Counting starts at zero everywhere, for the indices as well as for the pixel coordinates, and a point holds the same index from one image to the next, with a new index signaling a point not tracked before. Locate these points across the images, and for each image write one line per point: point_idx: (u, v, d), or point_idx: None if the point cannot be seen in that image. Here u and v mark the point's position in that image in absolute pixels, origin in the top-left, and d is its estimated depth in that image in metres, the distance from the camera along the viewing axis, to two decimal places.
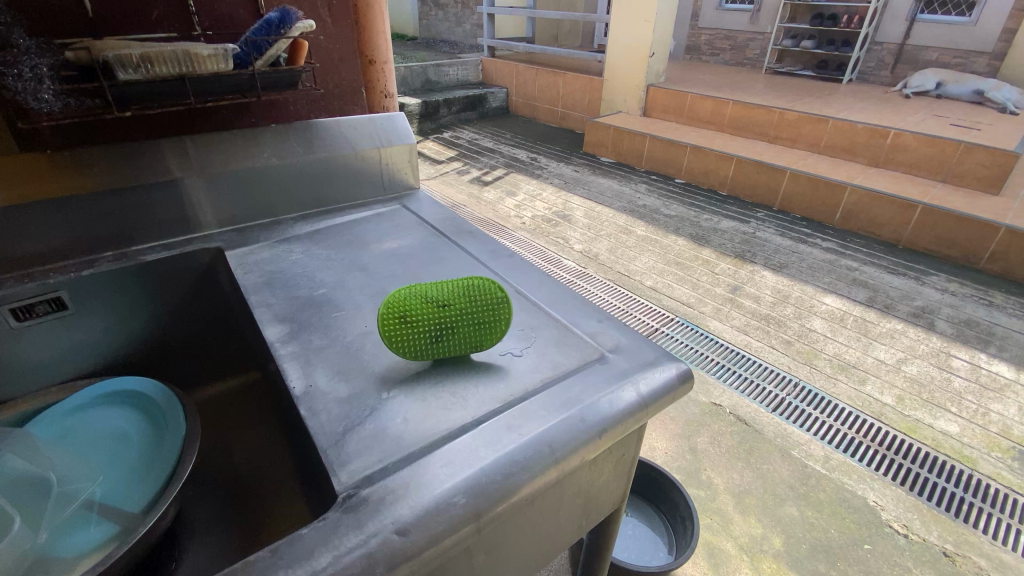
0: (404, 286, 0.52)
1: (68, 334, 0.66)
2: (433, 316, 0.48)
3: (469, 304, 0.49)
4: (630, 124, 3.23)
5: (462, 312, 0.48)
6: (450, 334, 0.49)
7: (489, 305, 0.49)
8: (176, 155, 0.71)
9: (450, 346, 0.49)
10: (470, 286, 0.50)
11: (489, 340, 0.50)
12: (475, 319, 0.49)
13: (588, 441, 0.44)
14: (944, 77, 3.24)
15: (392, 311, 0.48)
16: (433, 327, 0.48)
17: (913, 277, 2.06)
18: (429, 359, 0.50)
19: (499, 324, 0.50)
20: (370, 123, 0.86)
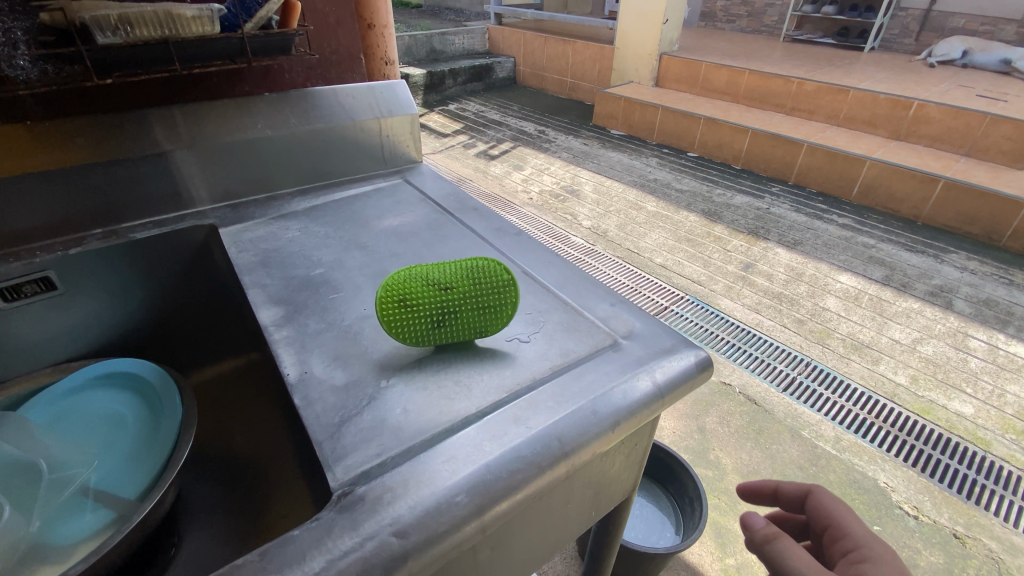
0: (406, 266, 0.48)
1: (60, 315, 0.64)
2: (436, 300, 0.45)
3: (475, 287, 0.46)
4: (641, 94, 3.12)
5: (466, 296, 0.45)
6: (452, 320, 0.46)
7: (495, 289, 0.46)
8: (163, 125, 0.67)
9: (454, 332, 0.46)
10: (476, 268, 0.47)
11: (492, 327, 0.47)
12: (481, 303, 0.46)
13: (600, 435, 0.41)
14: (971, 45, 3.09)
15: (392, 291, 0.45)
16: (435, 311, 0.45)
17: (931, 254, 1.99)
18: (429, 344, 0.47)
19: (505, 310, 0.47)
20: (369, 92, 0.81)
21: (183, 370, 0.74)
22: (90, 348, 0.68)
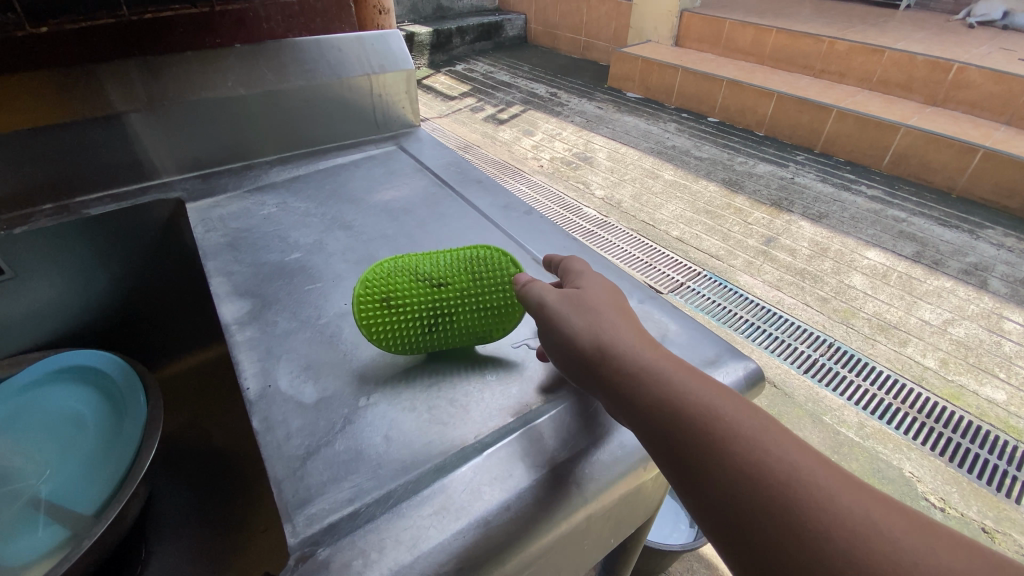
0: (391, 258, 0.41)
1: (6, 302, 0.56)
2: (428, 297, 0.37)
3: (475, 282, 0.38)
4: (659, 54, 2.93)
5: (466, 292, 0.38)
6: (446, 324, 0.38)
7: (499, 285, 0.38)
8: (116, 81, 0.57)
9: (449, 337, 0.38)
10: (476, 259, 0.39)
11: (496, 333, 0.39)
12: (482, 301, 0.38)
13: (630, 473, 0.34)
14: (1014, 4, 2.84)
15: (372, 285, 0.38)
16: (426, 313, 0.37)
17: (967, 230, 1.86)
18: (419, 352, 0.39)
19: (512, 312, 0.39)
20: (359, 44, 0.70)
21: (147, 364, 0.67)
22: (43, 339, 0.61)
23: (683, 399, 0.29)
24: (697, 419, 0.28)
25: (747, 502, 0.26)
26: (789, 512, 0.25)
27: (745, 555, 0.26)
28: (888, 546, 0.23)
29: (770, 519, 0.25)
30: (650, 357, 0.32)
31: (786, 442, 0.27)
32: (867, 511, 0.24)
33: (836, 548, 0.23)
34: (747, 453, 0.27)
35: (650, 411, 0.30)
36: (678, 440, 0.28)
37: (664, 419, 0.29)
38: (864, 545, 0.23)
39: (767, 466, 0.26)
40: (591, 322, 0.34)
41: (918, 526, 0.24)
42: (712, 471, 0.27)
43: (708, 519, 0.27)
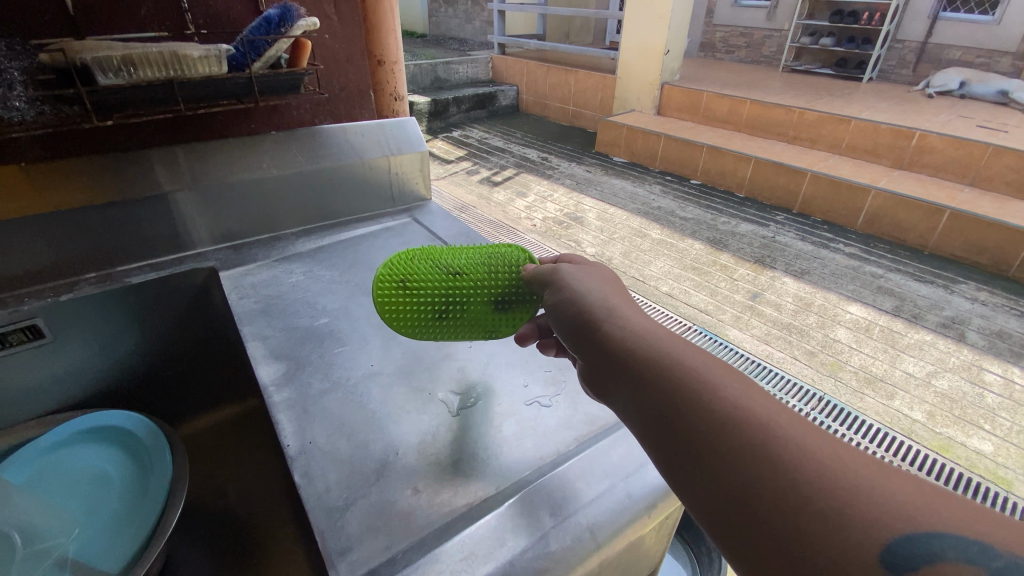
0: (425, 256, 0.48)
1: (47, 366, 0.60)
2: (439, 284, 0.43)
3: (487, 275, 0.43)
4: (643, 122, 3.15)
5: (475, 283, 0.43)
6: (454, 309, 0.43)
7: (513, 281, 0.43)
8: (164, 165, 0.63)
9: (453, 324, 0.43)
10: (498, 257, 0.45)
11: (504, 329, 0.44)
12: (489, 294, 0.43)
13: (636, 519, 0.38)
14: (968, 76, 3.10)
15: (396, 270, 0.45)
16: (437, 301, 0.43)
17: (941, 285, 1.96)
18: (429, 337, 0.44)
19: (519, 310, 0.43)
20: (378, 130, 0.79)
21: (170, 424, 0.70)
22: (74, 399, 0.64)
23: (666, 354, 0.30)
24: (680, 371, 0.29)
25: (722, 443, 0.26)
26: (764, 452, 0.25)
27: (715, 502, 0.25)
28: (854, 478, 0.24)
29: (744, 461, 0.25)
30: (637, 320, 0.33)
31: (763, 393, 0.28)
32: (837, 450, 0.25)
33: (807, 480, 0.24)
34: (725, 400, 0.27)
35: (633, 365, 0.30)
36: (658, 392, 0.29)
37: (648, 369, 0.30)
38: (831, 478, 0.24)
39: (743, 411, 0.26)
40: (587, 291, 0.36)
41: (881, 463, 0.24)
42: (691, 416, 0.27)
43: (687, 465, 0.27)
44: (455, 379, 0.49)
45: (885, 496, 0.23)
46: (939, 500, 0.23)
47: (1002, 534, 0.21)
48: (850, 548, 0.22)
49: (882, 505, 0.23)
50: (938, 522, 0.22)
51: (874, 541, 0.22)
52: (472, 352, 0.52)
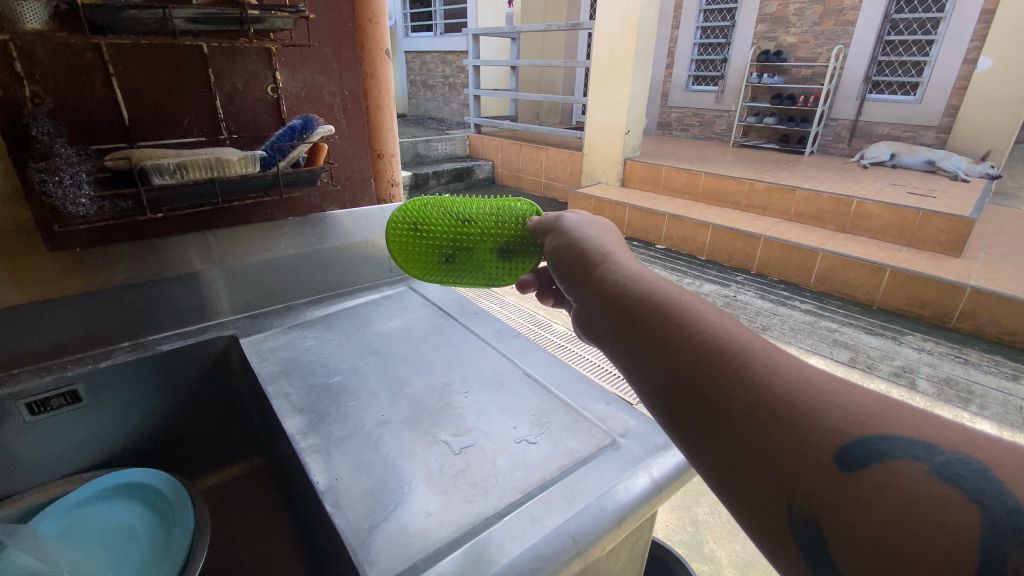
0: (442, 197, 0.62)
1: (78, 428, 0.67)
2: (449, 236, 0.59)
3: (492, 231, 0.58)
4: (610, 194, 3.41)
5: (479, 239, 0.58)
6: (464, 252, 0.59)
7: (518, 234, 0.58)
8: (197, 248, 0.74)
9: (461, 262, 0.60)
10: (506, 210, 0.59)
11: (508, 277, 0.60)
12: (492, 242, 0.58)
13: (608, 531, 0.46)
14: (897, 148, 3.46)
15: (412, 212, 0.60)
16: (451, 244, 0.59)
17: (890, 336, 2.11)
18: (444, 273, 0.60)
19: (519, 258, 0.59)
20: (380, 214, 0.91)
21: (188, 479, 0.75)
22: (96, 459, 0.70)
23: (670, 304, 0.37)
24: (679, 319, 0.36)
25: (711, 373, 0.33)
26: (746, 380, 0.31)
27: (700, 414, 0.33)
28: (819, 400, 0.30)
29: (728, 387, 0.32)
30: (647, 278, 0.40)
31: (752, 336, 0.34)
32: (810, 377, 0.31)
33: (780, 399, 0.30)
34: (716, 341, 0.34)
35: (641, 314, 0.38)
36: (654, 327, 0.37)
37: (653, 313, 0.37)
38: (800, 399, 0.30)
39: (732, 348, 0.33)
40: (605, 259, 0.44)
41: (843, 388, 0.31)
42: (686, 355, 0.34)
43: (677, 382, 0.34)
44: (456, 424, 0.57)
45: (845, 410, 0.29)
46: (894, 414, 0.29)
47: (946, 438, 0.27)
48: (809, 446, 0.28)
49: (840, 418, 0.29)
50: (890, 428, 0.28)
51: (832, 443, 0.28)
52: (468, 402, 0.61)
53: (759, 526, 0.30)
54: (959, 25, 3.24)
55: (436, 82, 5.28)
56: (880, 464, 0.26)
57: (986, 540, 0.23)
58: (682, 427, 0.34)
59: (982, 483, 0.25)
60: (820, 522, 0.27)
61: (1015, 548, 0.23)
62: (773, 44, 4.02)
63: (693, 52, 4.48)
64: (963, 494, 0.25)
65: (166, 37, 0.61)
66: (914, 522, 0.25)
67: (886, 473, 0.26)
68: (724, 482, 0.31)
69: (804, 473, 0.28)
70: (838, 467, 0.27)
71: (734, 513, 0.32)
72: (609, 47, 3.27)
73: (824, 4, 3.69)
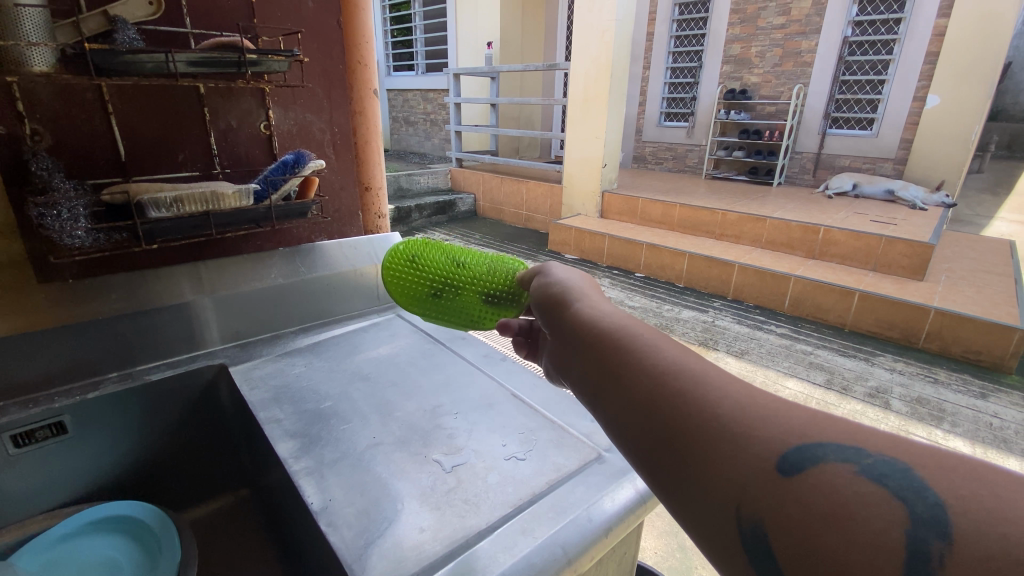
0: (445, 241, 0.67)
1: (64, 461, 0.66)
2: (441, 275, 0.63)
3: (480, 277, 0.62)
4: (590, 225, 3.50)
5: (468, 282, 0.62)
6: (450, 293, 0.63)
7: (506, 287, 0.61)
8: (190, 278, 0.75)
9: (445, 302, 0.63)
10: (502, 263, 0.62)
11: (485, 323, 0.62)
12: (478, 289, 0.62)
13: (596, 540, 0.47)
14: (858, 179, 3.66)
15: (412, 249, 0.65)
16: (440, 283, 0.63)
17: (862, 358, 2.17)
18: (428, 308, 0.64)
19: (503, 309, 0.61)
20: (369, 244, 0.95)
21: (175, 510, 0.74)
22: (79, 493, 0.69)
23: (628, 336, 0.39)
24: (636, 347, 0.38)
25: (662, 391, 0.34)
26: (692, 396, 0.33)
27: (655, 435, 0.33)
28: (762, 413, 0.31)
29: (678, 403, 0.33)
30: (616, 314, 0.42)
31: (699, 359, 0.35)
32: (754, 395, 0.32)
33: (723, 411, 0.31)
34: (667, 365, 0.35)
35: (603, 345, 0.39)
36: (617, 358, 0.38)
37: (613, 344, 0.39)
38: (741, 412, 0.31)
39: (681, 371, 0.35)
40: (579, 297, 0.46)
41: (785, 405, 0.32)
42: (643, 379, 0.35)
43: (633, 406, 0.35)
44: (447, 443, 0.59)
45: (784, 421, 0.30)
46: (828, 425, 0.30)
47: (875, 442, 0.28)
48: (754, 456, 0.29)
49: (781, 429, 0.30)
50: (825, 434, 0.29)
51: (774, 452, 0.29)
52: (458, 422, 0.63)
53: (710, 542, 0.30)
54: (907, 65, 3.48)
55: (418, 119, 5.42)
56: (816, 469, 0.27)
57: (913, 533, 0.24)
58: (641, 450, 0.34)
59: (909, 483, 0.26)
60: (765, 528, 0.27)
61: (939, 540, 0.23)
62: (738, 84, 4.26)
63: (664, 90, 4.71)
64: (886, 492, 0.26)
65: (167, 78, 0.64)
66: (848, 520, 0.25)
67: (820, 476, 0.27)
68: (677, 501, 0.32)
69: (750, 483, 0.29)
70: (780, 474, 0.28)
71: (690, 532, 0.31)
72: (584, 86, 3.43)
73: (782, 47, 3.96)
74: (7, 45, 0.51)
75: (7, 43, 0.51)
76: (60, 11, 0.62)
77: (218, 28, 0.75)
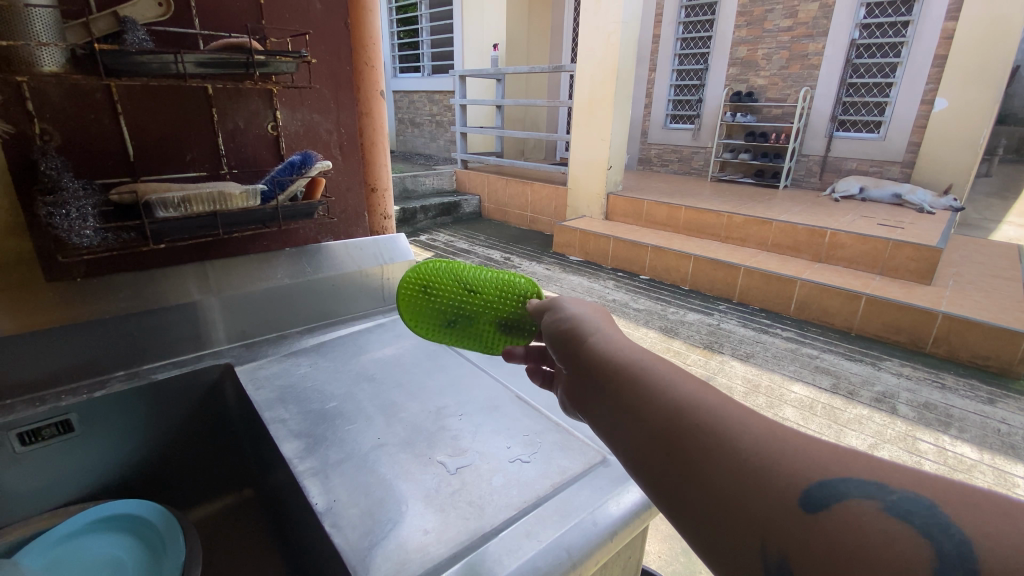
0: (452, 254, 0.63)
1: (69, 458, 0.66)
2: (454, 299, 0.60)
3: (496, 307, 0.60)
4: (595, 227, 3.50)
5: (484, 309, 0.59)
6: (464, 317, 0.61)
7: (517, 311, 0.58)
8: (197, 278, 0.76)
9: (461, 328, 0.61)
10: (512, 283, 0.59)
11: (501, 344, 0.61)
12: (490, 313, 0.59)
13: (601, 544, 0.47)
14: (865, 182, 3.64)
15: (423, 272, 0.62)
16: (454, 307, 0.61)
17: (869, 362, 2.15)
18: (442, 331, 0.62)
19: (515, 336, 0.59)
20: (373, 245, 0.95)
21: (180, 508, 0.75)
22: (85, 491, 0.69)
23: (651, 371, 0.39)
24: (662, 387, 0.37)
25: (688, 433, 0.34)
26: (716, 426, 0.33)
27: (676, 467, 0.33)
28: (784, 449, 0.31)
29: (701, 438, 0.33)
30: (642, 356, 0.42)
31: (720, 394, 0.36)
32: (777, 433, 0.33)
33: (746, 446, 0.32)
34: (691, 403, 0.35)
35: (631, 383, 0.38)
36: (637, 393, 0.38)
37: (636, 388, 0.38)
38: (765, 446, 0.32)
39: (706, 411, 0.35)
40: (596, 337, 0.44)
41: (806, 440, 0.32)
42: (662, 412, 0.36)
43: (654, 439, 0.35)
44: (451, 445, 0.59)
45: (803, 455, 0.31)
46: (846, 459, 0.30)
47: (899, 481, 0.28)
48: (778, 492, 0.29)
49: (803, 463, 0.30)
50: (846, 469, 0.30)
51: (797, 489, 0.29)
52: (462, 424, 0.63)
53: None
54: (916, 68, 3.46)
55: (423, 120, 5.44)
56: (839, 504, 0.28)
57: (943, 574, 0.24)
58: (661, 482, 0.34)
59: (933, 519, 0.26)
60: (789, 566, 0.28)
61: None
62: (744, 86, 4.24)
63: (670, 92, 4.71)
64: (912, 529, 0.26)
65: (175, 79, 0.64)
66: (875, 558, 0.26)
67: (843, 511, 0.27)
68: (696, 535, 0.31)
69: (772, 519, 0.29)
70: (804, 511, 0.28)
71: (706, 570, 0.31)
72: (589, 88, 3.44)
73: (789, 50, 3.94)
74: (17, 45, 0.52)
75: (17, 43, 0.52)
76: (70, 11, 0.63)
77: (227, 29, 0.76)
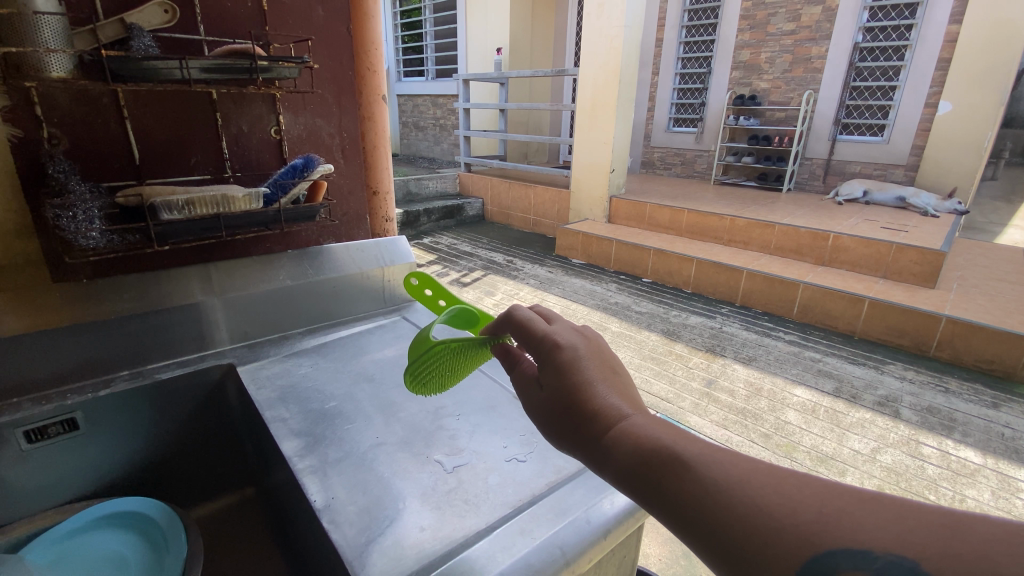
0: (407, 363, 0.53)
1: (75, 454, 0.68)
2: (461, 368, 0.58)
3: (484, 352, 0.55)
4: (597, 230, 3.50)
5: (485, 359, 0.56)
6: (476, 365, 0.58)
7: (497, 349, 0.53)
8: (200, 279, 0.77)
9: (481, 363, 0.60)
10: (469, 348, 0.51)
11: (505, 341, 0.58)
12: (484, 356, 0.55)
13: (594, 542, 0.48)
14: (869, 186, 3.63)
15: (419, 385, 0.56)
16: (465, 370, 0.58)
17: (872, 366, 2.14)
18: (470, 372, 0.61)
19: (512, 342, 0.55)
20: (376, 248, 0.97)
21: (183, 506, 0.76)
22: (90, 488, 0.71)
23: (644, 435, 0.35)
24: (651, 472, 0.33)
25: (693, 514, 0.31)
26: (710, 519, 0.30)
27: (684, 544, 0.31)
28: (781, 519, 0.29)
29: (695, 532, 0.31)
30: (628, 416, 0.37)
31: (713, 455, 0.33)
32: (765, 503, 0.30)
33: (739, 534, 0.29)
34: (689, 478, 0.32)
35: (620, 469, 0.35)
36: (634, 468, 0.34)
37: (633, 461, 0.34)
38: (757, 524, 0.29)
39: (703, 486, 0.31)
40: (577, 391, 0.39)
41: (800, 488, 0.30)
42: (659, 485, 0.33)
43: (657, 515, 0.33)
44: (448, 444, 0.60)
45: (794, 527, 0.28)
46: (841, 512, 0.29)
47: (879, 536, 0.27)
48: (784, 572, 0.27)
49: (798, 530, 0.28)
50: (832, 536, 0.28)
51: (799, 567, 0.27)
52: (459, 424, 0.64)
53: None
54: (920, 71, 3.45)
55: (427, 123, 5.46)
56: None
57: None
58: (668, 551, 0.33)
59: None
60: None
61: None
62: (747, 90, 4.25)
63: (673, 96, 4.72)
64: None
65: (179, 84, 0.65)
66: None
67: None
68: None
69: None
70: None
71: None
72: (592, 91, 3.44)
73: (792, 53, 3.94)
74: (25, 51, 0.53)
75: (26, 49, 0.53)
76: (78, 18, 0.64)
77: (230, 35, 0.77)
